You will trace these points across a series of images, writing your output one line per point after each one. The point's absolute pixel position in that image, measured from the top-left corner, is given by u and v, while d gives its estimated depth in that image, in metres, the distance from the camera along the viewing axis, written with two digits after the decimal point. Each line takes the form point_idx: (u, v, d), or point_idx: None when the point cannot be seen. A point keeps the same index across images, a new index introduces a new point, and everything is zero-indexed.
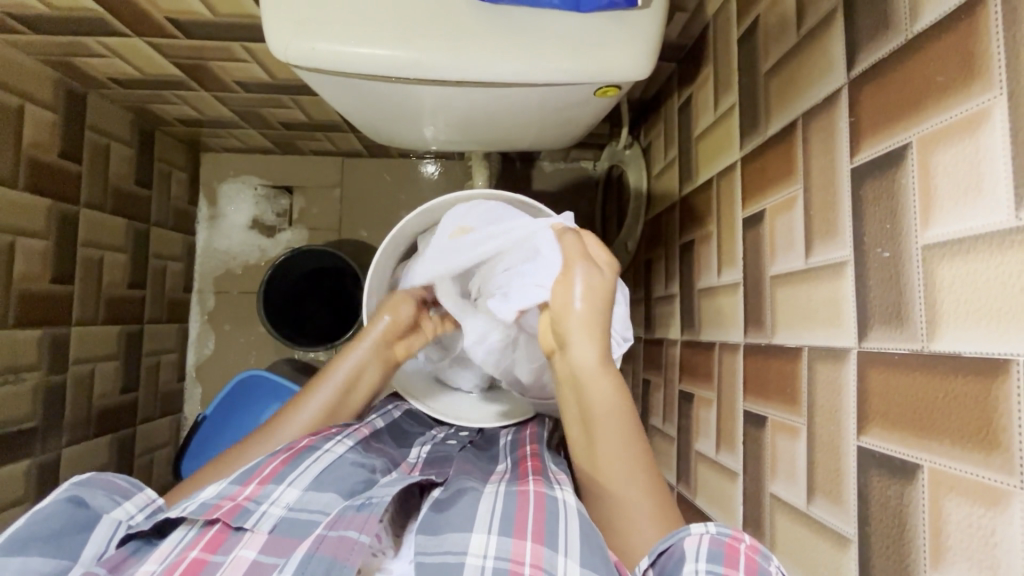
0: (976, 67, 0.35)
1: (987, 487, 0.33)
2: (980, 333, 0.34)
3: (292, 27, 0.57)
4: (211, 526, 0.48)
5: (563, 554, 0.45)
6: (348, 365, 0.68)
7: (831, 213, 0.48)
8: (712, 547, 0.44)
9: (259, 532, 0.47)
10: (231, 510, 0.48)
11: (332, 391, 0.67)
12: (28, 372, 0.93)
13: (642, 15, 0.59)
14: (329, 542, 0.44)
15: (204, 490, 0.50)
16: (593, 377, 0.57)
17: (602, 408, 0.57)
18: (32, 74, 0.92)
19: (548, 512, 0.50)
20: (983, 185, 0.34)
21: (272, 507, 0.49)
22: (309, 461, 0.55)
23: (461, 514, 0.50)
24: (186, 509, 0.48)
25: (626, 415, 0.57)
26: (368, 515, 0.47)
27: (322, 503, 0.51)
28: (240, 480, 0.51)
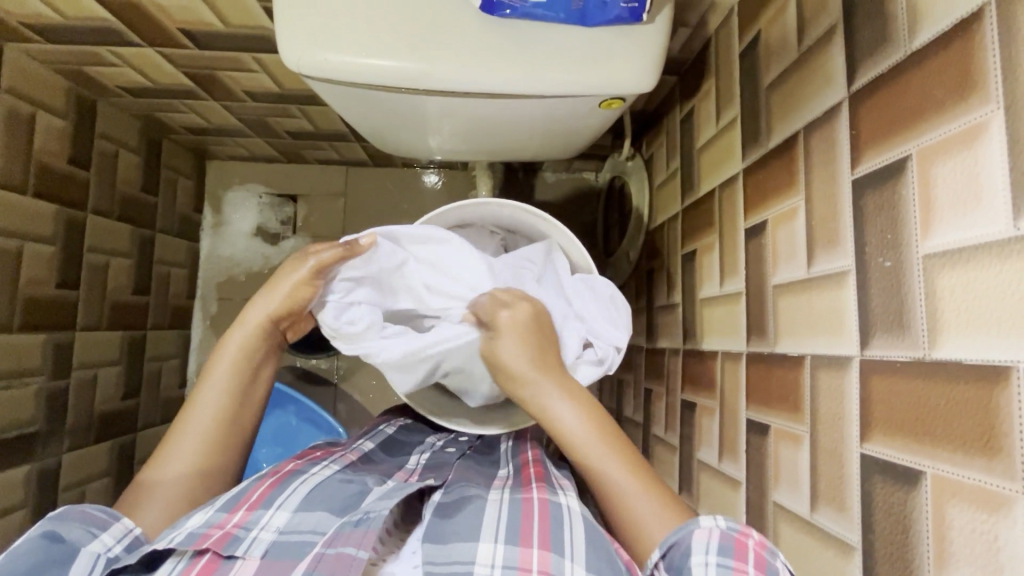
0: (974, 82, 0.36)
1: (989, 493, 0.34)
2: (980, 340, 0.35)
3: (304, 38, 0.59)
4: (201, 555, 0.47)
5: (569, 559, 0.46)
6: (228, 359, 0.61)
7: (832, 224, 0.49)
8: (723, 541, 0.44)
9: (251, 559, 0.47)
10: (221, 538, 0.48)
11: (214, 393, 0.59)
12: (32, 377, 0.93)
13: (646, 30, 0.61)
14: (326, 561, 0.45)
15: (190, 520, 0.50)
16: (544, 403, 0.57)
17: (571, 430, 0.55)
18: (43, 82, 0.94)
19: (553, 517, 0.50)
20: (981, 195, 0.35)
21: (263, 532, 0.49)
22: (296, 484, 0.55)
23: (464, 523, 0.50)
24: (174, 539, 0.48)
25: (599, 427, 0.55)
26: (364, 530, 0.47)
27: (312, 523, 0.51)
28: (227, 507, 0.51)
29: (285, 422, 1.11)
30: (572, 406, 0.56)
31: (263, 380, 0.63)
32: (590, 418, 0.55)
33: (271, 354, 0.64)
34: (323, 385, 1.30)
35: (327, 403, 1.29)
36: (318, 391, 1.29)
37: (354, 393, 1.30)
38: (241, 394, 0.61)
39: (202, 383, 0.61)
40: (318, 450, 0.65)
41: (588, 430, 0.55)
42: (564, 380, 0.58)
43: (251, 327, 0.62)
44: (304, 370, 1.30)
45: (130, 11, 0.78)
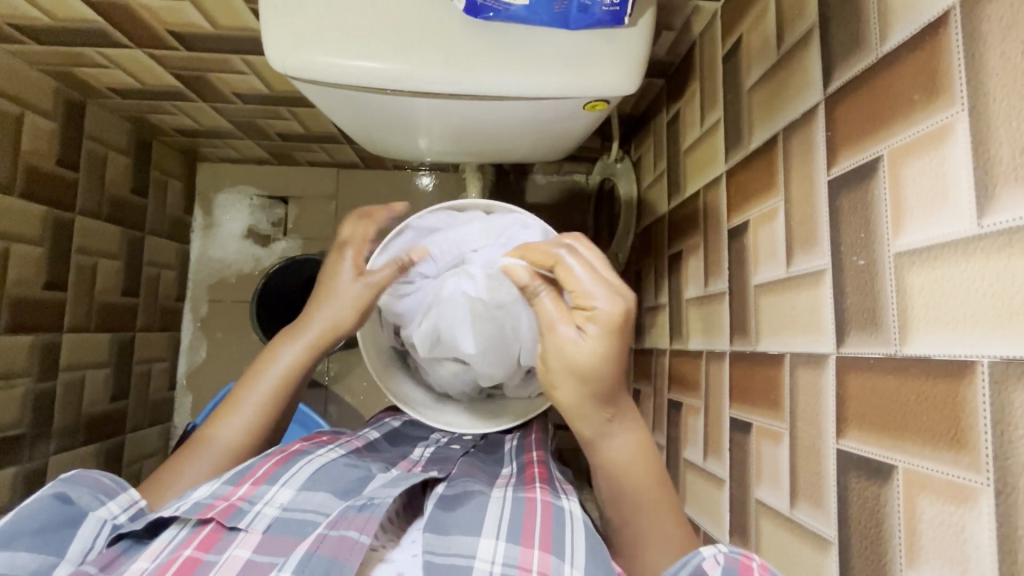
0: (940, 85, 0.37)
1: (957, 485, 0.34)
2: (948, 335, 0.36)
3: (289, 39, 0.59)
4: (204, 525, 0.48)
5: (569, 563, 0.46)
6: (264, 387, 0.63)
7: (810, 224, 0.50)
8: (727, 565, 0.43)
9: (253, 532, 0.47)
10: (225, 510, 0.48)
11: (260, 398, 0.63)
12: (18, 379, 0.93)
13: (629, 33, 0.61)
14: (329, 542, 0.45)
15: (196, 491, 0.50)
16: (599, 436, 0.56)
17: (619, 465, 0.56)
18: (32, 83, 0.94)
19: (556, 520, 0.50)
20: (947, 194, 0.36)
21: (267, 507, 0.50)
22: (302, 464, 0.55)
23: (467, 518, 0.51)
24: (180, 508, 0.49)
25: (646, 466, 0.56)
26: (368, 515, 0.47)
27: (315, 503, 0.51)
28: (234, 481, 0.52)
29: None
30: (635, 449, 0.56)
31: (282, 419, 0.66)
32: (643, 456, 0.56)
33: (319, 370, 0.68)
34: (314, 387, 1.30)
35: (318, 404, 1.29)
36: (308, 393, 1.29)
37: (345, 395, 1.30)
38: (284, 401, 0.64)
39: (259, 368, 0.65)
40: (324, 434, 0.66)
41: (639, 468, 0.56)
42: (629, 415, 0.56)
43: (313, 340, 0.65)
44: None
45: (118, 12, 0.78)
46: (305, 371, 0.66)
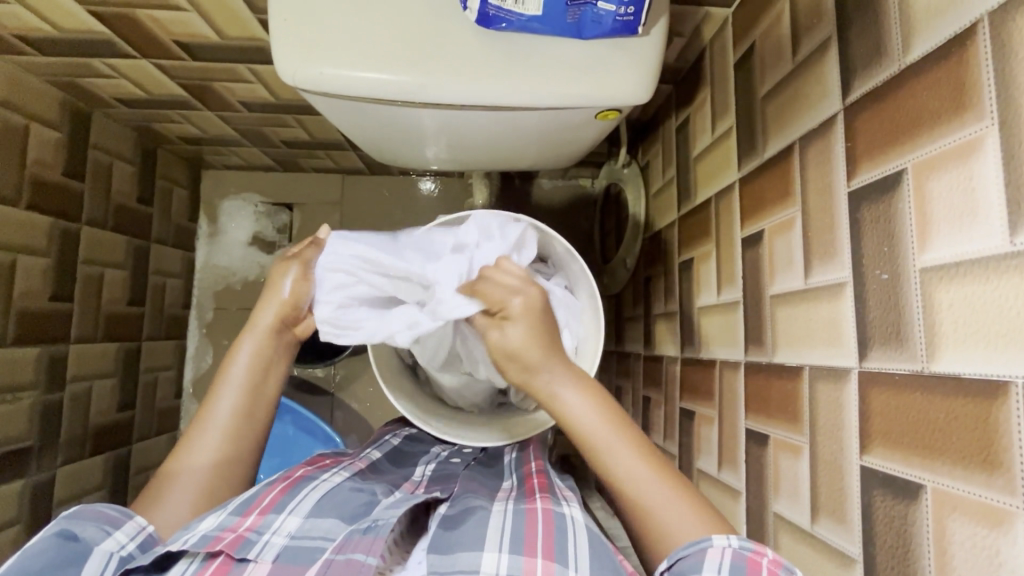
0: (968, 97, 0.36)
1: (989, 506, 0.34)
2: (981, 353, 0.35)
3: (300, 51, 0.59)
4: (213, 559, 0.47)
5: (574, 570, 0.45)
6: (225, 406, 0.59)
7: (829, 235, 0.49)
8: (735, 561, 0.43)
9: (263, 563, 0.46)
10: (233, 542, 0.47)
11: (236, 391, 0.60)
12: (25, 392, 0.92)
13: (642, 40, 0.61)
14: (336, 566, 0.45)
15: (202, 523, 0.49)
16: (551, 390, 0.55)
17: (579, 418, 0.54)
18: (38, 94, 0.93)
19: (556, 527, 0.50)
20: (977, 210, 0.35)
21: (274, 537, 0.49)
22: (308, 490, 0.54)
23: (470, 533, 0.50)
24: (187, 541, 0.47)
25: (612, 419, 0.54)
26: (373, 538, 0.47)
27: (325, 529, 0.50)
28: (240, 511, 0.51)
29: (281, 433, 1.10)
30: (585, 398, 0.55)
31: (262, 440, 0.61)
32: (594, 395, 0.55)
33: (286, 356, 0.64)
34: (320, 395, 1.29)
35: (324, 411, 1.29)
36: (315, 401, 1.29)
37: (351, 402, 1.30)
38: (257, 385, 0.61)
39: (216, 389, 0.60)
40: (326, 457, 0.65)
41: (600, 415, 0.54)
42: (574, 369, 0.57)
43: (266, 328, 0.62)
44: (300, 380, 1.30)
45: (125, 24, 0.78)
46: (264, 379, 0.62)
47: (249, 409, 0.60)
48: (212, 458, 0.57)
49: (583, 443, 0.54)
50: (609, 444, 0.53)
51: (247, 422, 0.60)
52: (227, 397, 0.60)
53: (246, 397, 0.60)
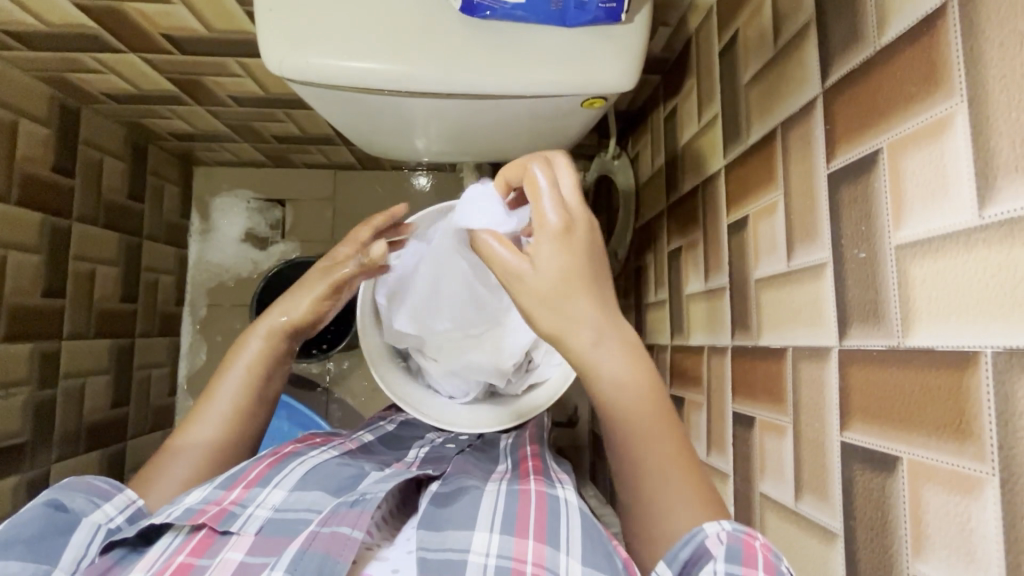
0: (939, 77, 0.37)
1: (961, 475, 0.34)
2: (953, 325, 0.36)
3: (286, 41, 0.59)
4: (197, 531, 0.47)
5: (564, 553, 0.46)
6: (231, 385, 0.61)
7: (810, 217, 0.50)
8: (730, 545, 0.43)
9: (246, 535, 0.47)
10: (217, 514, 0.48)
11: (242, 370, 0.62)
12: (18, 388, 0.92)
13: (626, 28, 0.61)
14: (321, 539, 0.45)
15: (188, 497, 0.50)
16: (594, 355, 0.46)
17: (614, 393, 0.48)
18: (26, 89, 0.93)
19: (550, 511, 0.50)
20: (948, 186, 0.36)
21: (259, 509, 0.49)
22: (294, 465, 0.55)
23: (462, 511, 0.51)
24: (171, 514, 0.48)
25: (646, 393, 0.48)
26: (360, 511, 0.47)
27: (309, 502, 0.51)
28: (225, 486, 0.51)
29: (276, 428, 1.11)
30: (626, 368, 0.47)
31: (259, 423, 0.63)
32: (639, 369, 0.48)
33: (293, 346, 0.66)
34: (314, 390, 1.30)
35: (319, 406, 1.29)
36: (309, 396, 1.29)
37: (346, 396, 1.30)
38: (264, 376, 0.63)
39: (222, 369, 0.62)
40: (318, 436, 0.66)
41: (639, 391, 0.48)
42: (625, 334, 0.47)
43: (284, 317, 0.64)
44: (294, 375, 1.30)
45: (112, 17, 0.78)
46: (274, 365, 0.64)
47: (254, 400, 0.61)
48: (208, 444, 0.58)
49: (613, 410, 0.48)
50: (641, 419, 0.48)
51: (250, 411, 0.61)
52: (235, 375, 0.62)
53: (253, 387, 0.61)
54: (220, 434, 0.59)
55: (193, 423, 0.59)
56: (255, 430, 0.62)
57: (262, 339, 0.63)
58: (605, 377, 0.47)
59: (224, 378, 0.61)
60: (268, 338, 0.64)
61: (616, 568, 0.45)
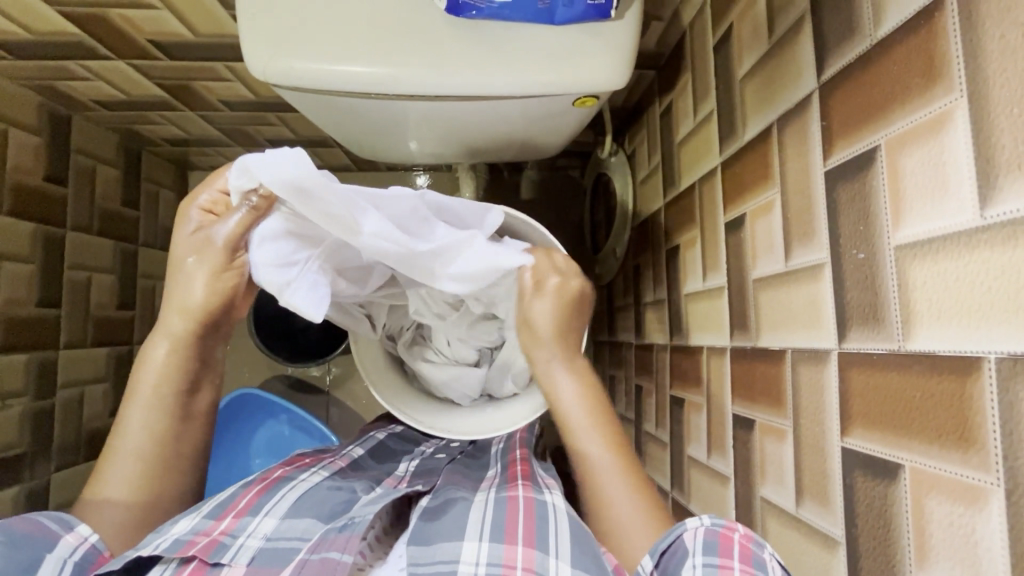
0: (937, 72, 0.36)
1: (967, 485, 0.33)
2: (955, 329, 0.34)
3: (270, 45, 0.58)
4: (187, 564, 0.46)
5: (554, 556, 0.45)
6: (138, 418, 0.55)
7: (807, 217, 0.49)
8: (708, 539, 0.44)
9: (237, 567, 0.46)
10: (206, 546, 0.47)
11: (145, 398, 0.55)
12: (15, 399, 0.92)
13: (616, 24, 0.60)
14: (310, 566, 0.45)
15: (175, 527, 0.49)
16: (547, 372, 0.61)
17: (569, 408, 0.59)
18: (15, 99, 0.93)
19: (538, 515, 0.50)
20: (948, 185, 0.35)
21: (249, 539, 0.49)
22: (286, 489, 0.54)
23: (451, 524, 0.50)
24: (158, 547, 0.47)
25: (598, 411, 0.59)
26: (349, 534, 0.47)
27: (300, 530, 0.50)
28: (213, 515, 0.51)
29: (276, 433, 1.10)
30: (579, 391, 0.60)
31: (187, 446, 0.57)
32: (588, 390, 0.60)
33: (206, 353, 0.58)
34: (314, 394, 1.29)
35: (319, 410, 1.29)
36: (309, 400, 1.29)
37: (347, 400, 1.29)
38: (177, 401, 0.56)
39: (126, 404, 0.56)
40: (306, 456, 0.65)
41: (586, 406, 0.59)
42: (577, 361, 0.61)
43: (178, 330, 0.56)
44: (294, 379, 1.30)
45: (98, 24, 0.77)
46: (186, 381, 0.57)
47: (174, 428, 0.56)
48: (129, 489, 0.54)
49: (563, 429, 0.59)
50: (587, 439, 0.57)
51: (172, 444, 0.56)
52: (139, 404, 0.55)
53: (169, 415, 0.56)
54: (140, 476, 0.54)
55: (109, 472, 0.54)
56: (188, 452, 0.57)
57: (162, 363, 0.56)
58: (559, 395, 0.60)
59: (130, 412, 0.56)
60: (170, 356, 0.56)
61: (604, 570, 0.44)
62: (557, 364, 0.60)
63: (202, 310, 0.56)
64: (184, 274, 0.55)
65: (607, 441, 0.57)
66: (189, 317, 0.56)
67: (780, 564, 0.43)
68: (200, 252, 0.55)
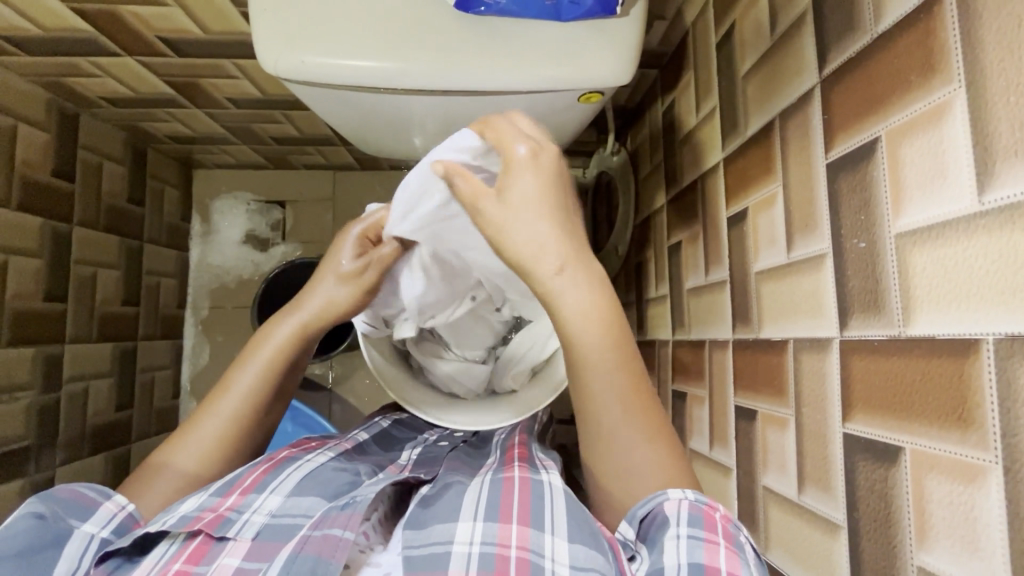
0: (936, 63, 0.37)
1: (965, 464, 0.34)
2: (953, 312, 0.35)
3: (281, 40, 0.59)
4: (193, 538, 0.47)
5: (550, 533, 0.46)
6: (243, 383, 0.60)
7: (809, 208, 0.50)
8: (691, 512, 0.45)
9: (242, 541, 0.47)
10: (212, 521, 0.48)
11: (258, 366, 0.61)
12: (21, 392, 0.93)
13: (621, 22, 0.61)
14: (313, 542, 0.45)
15: (183, 506, 0.50)
16: (560, 288, 0.48)
17: (578, 332, 0.49)
18: (24, 95, 0.93)
19: (534, 494, 0.50)
20: (947, 172, 0.36)
21: (255, 515, 0.49)
22: (291, 470, 0.55)
23: (446, 507, 0.51)
24: (166, 522, 0.48)
25: (606, 332, 0.50)
26: (350, 512, 0.47)
27: (304, 508, 0.50)
28: (220, 493, 0.52)
29: (279, 429, 1.11)
30: (586, 308, 0.49)
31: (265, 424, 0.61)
32: (598, 296, 0.49)
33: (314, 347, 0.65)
34: (317, 390, 1.30)
35: (322, 407, 1.29)
36: (312, 397, 1.30)
37: (350, 396, 1.30)
38: (283, 384, 0.62)
39: (236, 366, 0.61)
40: (313, 438, 0.66)
41: (600, 337, 0.50)
42: (587, 263, 0.49)
43: (309, 319, 0.63)
44: None
45: (109, 20, 0.78)
46: (293, 367, 0.63)
47: (266, 405, 0.61)
48: (207, 452, 0.57)
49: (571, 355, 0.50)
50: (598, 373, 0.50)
51: (261, 416, 0.60)
52: (252, 370, 0.61)
53: (266, 394, 0.61)
54: (221, 441, 0.58)
55: (195, 430, 0.58)
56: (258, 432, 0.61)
57: (280, 344, 0.62)
58: (567, 314, 0.49)
59: (236, 375, 0.60)
60: (291, 342, 0.63)
61: (601, 544, 0.45)
62: (567, 280, 0.48)
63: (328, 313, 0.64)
64: (330, 283, 0.65)
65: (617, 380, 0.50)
66: (322, 316, 0.64)
67: (755, 550, 0.45)
68: (345, 271, 0.65)
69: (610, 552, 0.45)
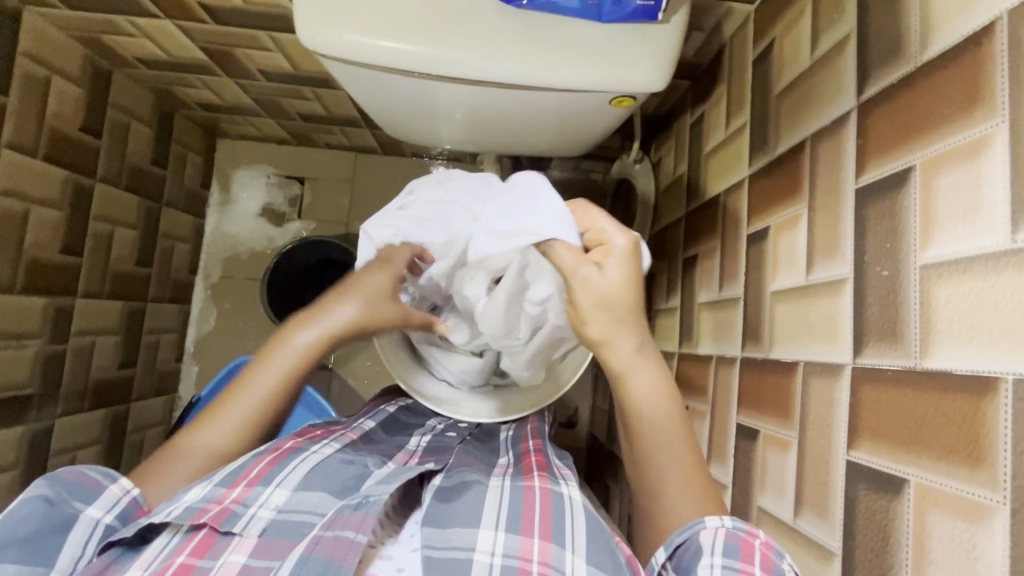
0: (980, 97, 0.36)
1: (973, 503, 0.34)
2: (976, 349, 0.35)
3: (323, 15, 0.59)
4: (198, 530, 0.47)
5: (569, 551, 0.46)
6: (267, 379, 0.58)
7: (833, 232, 0.49)
8: (728, 541, 0.44)
9: (248, 537, 0.47)
10: (218, 514, 0.47)
11: (285, 363, 0.59)
12: (30, 340, 0.94)
13: (660, 27, 0.61)
14: (324, 543, 0.44)
15: (188, 494, 0.49)
16: (630, 363, 0.53)
17: (643, 403, 0.53)
18: (60, 47, 0.94)
19: (555, 508, 0.50)
20: (981, 207, 0.35)
21: (261, 510, 0.49)
22: (296, 463, 0.54)
23: (464, 509, 0.50)
24: (170, 513, 0.47)
25: (673, 409, 0.54)
26: (364, 514, 0.47)
27: (312, 504, 0.50)
28: (226, 482, 0.51)
29: None
30: (654, 386, 0.53)
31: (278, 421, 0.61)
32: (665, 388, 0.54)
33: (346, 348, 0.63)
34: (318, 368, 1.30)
35: (321, 384, 1.29)
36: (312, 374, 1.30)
37: (349, 377, 1.31)
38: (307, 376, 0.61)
39: (259, 362, 0.59)
40: (316, 426, 0.64)
41: (663, 411, 0.53)
42: (652, 349, 0.54)
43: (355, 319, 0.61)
44: None
45: None
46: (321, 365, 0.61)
47: (286, 398, 0.60)
48: (270, 397, 0.58)
49: (636, 430, 0.54)
50: (661, 446, 0.53)
51: (276, 411, 0.59)
52: (275, 367, 0.59)
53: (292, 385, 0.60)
54: (280, 389, 0.59)
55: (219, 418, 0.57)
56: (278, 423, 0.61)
57: (348, 315, 0.61)
58: (634, 393, 0.53)
59: (260, 371, 0.59)
60: (321, 334, 0.60)
61: (617, 563, 0.45)
62: (634, 367, 0.53)
63: (361, 321, 0.61)
64: (367, 276, 0.62)
65: (673, 418, 0.53)
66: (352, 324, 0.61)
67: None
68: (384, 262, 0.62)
69: (626, 567, 0.45)
